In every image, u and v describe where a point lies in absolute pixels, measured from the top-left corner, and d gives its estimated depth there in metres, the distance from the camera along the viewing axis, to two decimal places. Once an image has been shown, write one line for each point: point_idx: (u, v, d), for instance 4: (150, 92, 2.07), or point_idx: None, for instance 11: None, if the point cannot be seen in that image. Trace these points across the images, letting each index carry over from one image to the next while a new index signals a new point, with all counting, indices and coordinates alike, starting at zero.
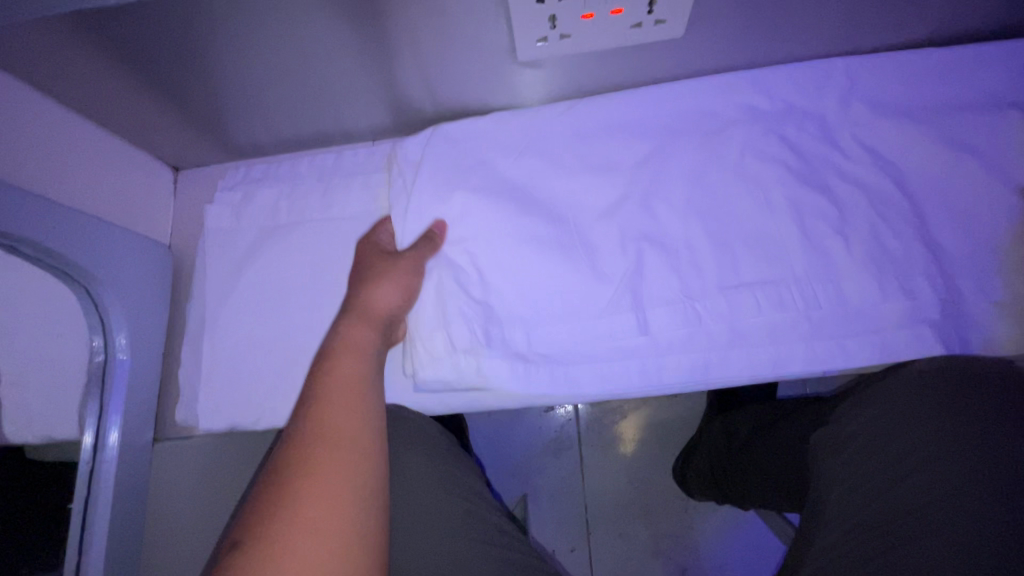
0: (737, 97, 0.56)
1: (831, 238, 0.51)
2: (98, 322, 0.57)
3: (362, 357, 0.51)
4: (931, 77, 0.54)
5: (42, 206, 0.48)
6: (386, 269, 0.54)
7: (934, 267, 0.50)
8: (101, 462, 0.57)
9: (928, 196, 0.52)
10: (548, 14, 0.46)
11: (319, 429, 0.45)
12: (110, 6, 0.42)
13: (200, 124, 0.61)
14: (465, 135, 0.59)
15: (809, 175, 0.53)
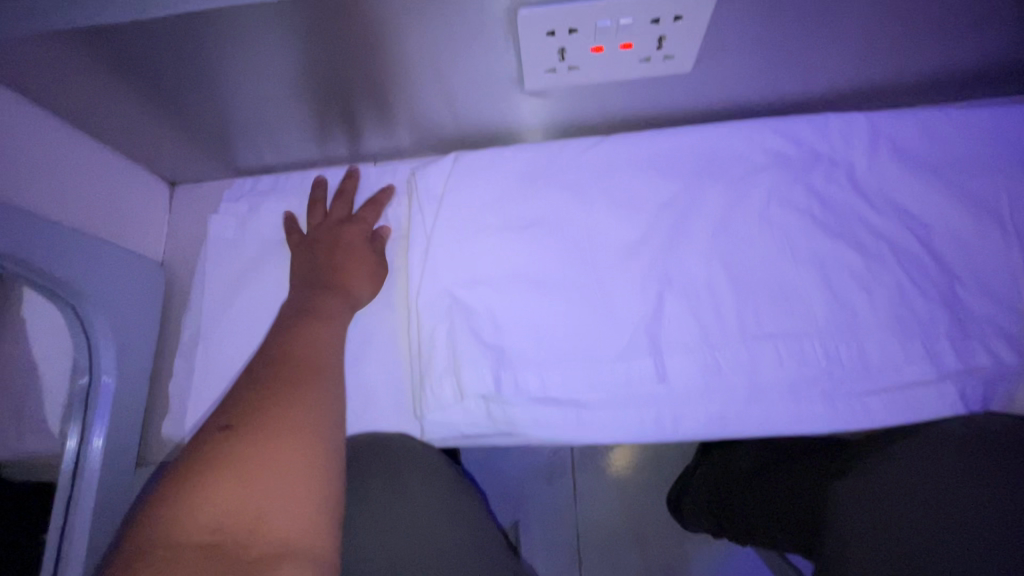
0: (762, 144, 0.56)
1: (857, 295, 0.51)
2: (85, 342, 0.54)
3: (329, 325, 0.53)
4: (956, 134, 0.54)
5: (27, 222, 0.46)
6: (355, 252, 0.59)
7: (958, 332, 0.50)
8: (83, 471, 0.53)
9: (952, 255, 0.52)
10: (557, 47, 0.45)
11: (278, 381, 0.47)
12: (118, 23, 0.41)
13: (202, 139, 0.60)
14: (479, 164, 0.58)
15: (834, 226, 0.53)
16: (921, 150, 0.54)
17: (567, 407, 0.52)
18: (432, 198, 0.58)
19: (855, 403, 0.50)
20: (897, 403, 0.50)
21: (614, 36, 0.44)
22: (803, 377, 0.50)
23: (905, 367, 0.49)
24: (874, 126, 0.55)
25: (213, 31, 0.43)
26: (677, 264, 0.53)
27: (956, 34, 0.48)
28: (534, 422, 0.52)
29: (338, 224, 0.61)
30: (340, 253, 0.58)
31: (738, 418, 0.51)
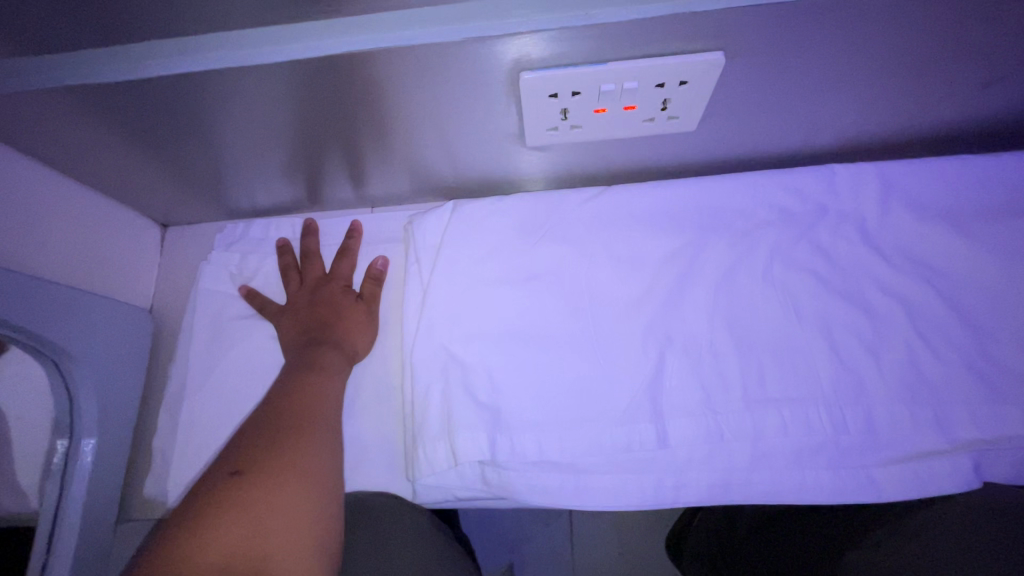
0: (767, 199, 0.56)
1: (864, 357, 0.51)
2: (69, 404, 0.52)
3: (327, 372, 0.52)
4: (962, 193, 0.55)
5: (24, 287, 0.45)
6: (348, 308, 0.58)
7: (976, 399, 0.48)
8: (67, 492, 0.52)
9: (965, 313, 0.51)
10: (558, 108, 0.45)
11: (276, 426, 0.46)
12: (114, 83, 0.41)
13: (197, 183, 0.60)
14: (483, 211, 0.57)
15: (839, 284, 0.53)
16: (929, 209, 0.55)
17: (569, 471, 0.50)
18: (430, 249, 0.57)
19: (865, 471, 0.49)
20: (909, 474, 0.48)
21: (616, 98, 0.44)
22: (810, 443, 0.49)
23: (913, 437, 0.48)
24: (884, 179, 0.55)
25: (211, 88, 0.42)
26: (677, 321, 0.53)
27: (955, 93, 0.48)
28: (530, 489, 0.49)
29: (315, 287, 0.60)
30: (323, 314, 0.57)
31: (745, 487, 0.49)
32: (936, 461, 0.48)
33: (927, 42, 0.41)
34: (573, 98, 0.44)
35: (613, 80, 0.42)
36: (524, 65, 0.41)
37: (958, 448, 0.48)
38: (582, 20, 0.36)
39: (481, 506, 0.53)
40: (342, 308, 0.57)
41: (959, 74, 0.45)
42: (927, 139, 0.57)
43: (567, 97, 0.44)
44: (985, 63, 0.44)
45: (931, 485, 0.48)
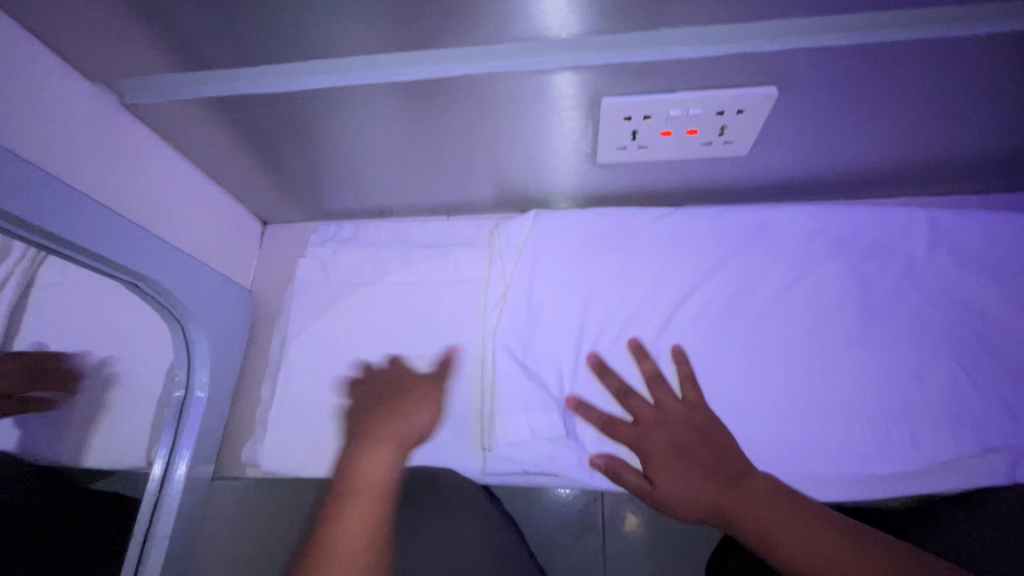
0: (825, 231, 0.61)
1: (909, 379, 0.55)
2: (186, 359, 0.63)
3: (394, 429, 0.58)
4: (1015, 240, 0.58)
5: (153, 251, 0.54)
6: (417, 394, 0.61)
7: (1012, 426, 0.52)
8: (165, 494, 0.60)
9: (1011, 349, 0.55)
10: (630, 129, 0.53)
11: (353, 483, 0.54)
12: (252, 95, 0.51)
13: (303, 188, 0.69)
14: (563, 222, 0.65)
15: (889, 311, 0.57)
16: (977, 252, 0.59)
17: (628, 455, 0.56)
18: (513, 250, 0.65)
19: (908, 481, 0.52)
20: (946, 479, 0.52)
21: (681, 122, 0.52)
22: (851, 448, 0.53)
23: (959, 454, 0.52)
24: (932, 225, 0.60)
25: (342, 104, 0.52)
26: (720, 325, 0.59)
27: (982, 132, 0.54)
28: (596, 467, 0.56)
29: (369, 400, 0.62)
30: (395, 412, 0.60)
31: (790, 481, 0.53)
32: (970, 468, 0.52)
33: (955, 87, 0.47)
34: (644, 121, 0.52)
35: (678, 108, 0.50)
36: (606, 92, 0.49)
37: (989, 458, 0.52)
38: (659, 55, 0.44)
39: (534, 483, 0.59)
40: (413, 397, 0.61)
41: (989, 116, 0.51)
42: (965, 171, 0.62)
43: (639, 120, 0.52)
44: (1012, 108, 0.50)
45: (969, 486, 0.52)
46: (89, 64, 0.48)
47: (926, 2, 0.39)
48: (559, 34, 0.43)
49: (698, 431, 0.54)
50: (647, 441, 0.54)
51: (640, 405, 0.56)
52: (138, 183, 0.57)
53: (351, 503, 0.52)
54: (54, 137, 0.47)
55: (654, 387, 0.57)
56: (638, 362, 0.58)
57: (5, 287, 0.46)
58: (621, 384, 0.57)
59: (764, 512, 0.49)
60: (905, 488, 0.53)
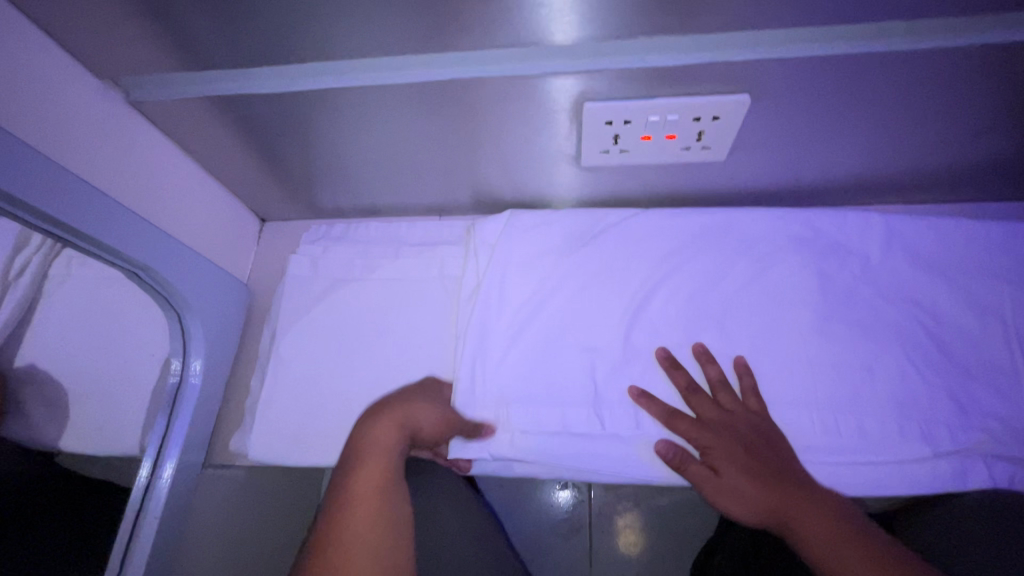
0: (785, 233, 0.64)
1: (861, 376, 0.58)
2: (181, 347, 0.65)
3: (392, 423, 0.55)
4: (965, 242, 0.62)
5: (150, 240, 0.56)
6: (429, 400, 0.59)
7: (960, 420, 0.55)
8: (151, 495, 0.60)
9: (956, 345, 0.59)
10: (612, 133, 0.55)
11: (346, 492, 0.50)
12: (252, 95, 0.54)
13: (298, 187, 0.72)
14: (534, 220, 0.69)
15: (844, 309, 0.61)
16: (931, 254, 0.62)
17: (586, 442, 0.59)
18: (487, 246, 0.68)
19: (856, 470, 0.55)
20: (900, 475, 0.54)
21: (660, 127, 0.54)
22: (809, 442, 0.56)
23: (903, 448, 0.55)
24: (888, 227, 0.63)
25: (338, 105, 0.54)
26: (689, 321, 0.62)
27: (949, 143, 0.56)
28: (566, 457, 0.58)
29: (391, 398, 0.60)
30: (402, 398, 0.59)
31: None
32: (920, 465, 0.54)
33: (914, 100, 0.50)
34: (625, 125, 0.54)
35: (657, 113, 0.52)
36: (588, 96, 0.51)
37: (942, 458, 0.54)
38: (637, 62, 0.46)
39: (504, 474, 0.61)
40: (417, 396, 0.59)
41: (953, 127, 0.53)
42: (932, 181, 0.65)
43: (620, 125, 0.54)
44: (974, 119, 0.52)
45: (918, 482, 0.54)
46: (98, 61, 0.51)
47: (884, 14, 0.41)
48: (558, 36, 0.45)
49: (763, 437, 0.54)
50: (711, 438, 0.55)
51: (703, 404, 0.57)
52: (140, 176, 0.59)
53: (355, 471, 0.51)
54: (62, 129, 0.49)
55: (719, 391, 0.58)
56: (704, 366, 0.59)
57: (18, 284, 0.49)
58: (690, 379, 0.59)
59: (816, 524, 0.49)
60: (857, 480, 0.55)
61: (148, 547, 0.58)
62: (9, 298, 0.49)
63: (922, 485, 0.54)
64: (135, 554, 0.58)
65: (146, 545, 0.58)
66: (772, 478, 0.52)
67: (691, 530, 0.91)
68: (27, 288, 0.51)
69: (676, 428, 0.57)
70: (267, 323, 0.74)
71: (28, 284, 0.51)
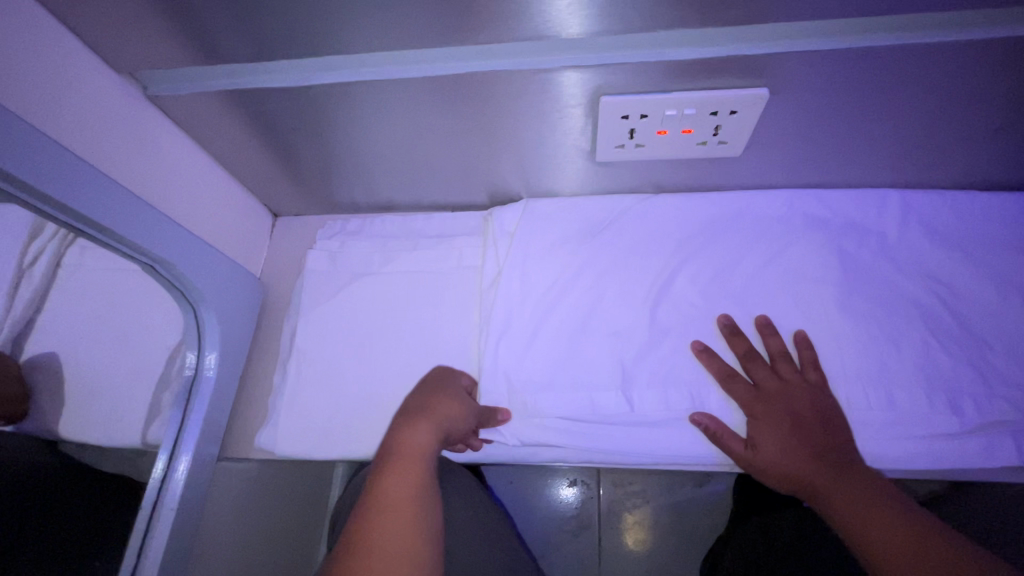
0: (802, 220, 0.64)
1: (884, 349, 0.58)
2: (197, 340, 0.65)
3: (427, 426, 0.53)
4: (983, 217, 0.62)
5: (166, 233, 0.56)
6: (455, 392, 0.58)
7: (983, 391, 0.55)
8: (167, 490, 0.60)
9: (979, 316, 0.58)
10: (628, 128, 0.55)
11: (378, 498, 0.47)
12: (269, 90, 0.54)
13: (312, 182, 0.72)
14: (549, 208, 0.70)
15: (864, 284, 0.61)
16: (949, 229, 0.62)
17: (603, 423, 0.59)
18: (505, 235, 0.69)
19: (880, 446, 0.55)
20: (922, 451, 0.54)
21: (677, 122, 0.54)
22: None
23: (921, 444, 0.55)
24: (904, 203, 0.63)
25: (355, 99, 0.54)
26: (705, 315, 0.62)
27: (968, 140, 0.56)
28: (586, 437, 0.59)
29: (421, 390, 0.58)
30: (436, 396, 0.57)
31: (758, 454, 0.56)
32: (942, 446, 0.54)
33: (934, 95, 0.49)
34: (641, 120, 0.54)
35: (675, 107, 0.52)
36: (604, 91, 0.51)
37: (964, 432, 0.54)
38: (655, 56, 0.46)
39: (526, 461, 0.62)
40: (450, 395, 0.58)
41: (972, 123, 0.53)
42: (951, 181, 0.64)
43: (636, 119, 0.54)
44: (995, 117, 0.52)
45: (941, 457, 0.54)
46: (118, 56, 0.51)
47: (906, 7, 0.41)
48: (573, 31, 0.45)
49: (818, 411, 0.54)
50: (764, 407, 0.56)
51: (762, 372, 0.57)
52: (157, 170, 0.59)
53: (388, 477, 0.49)
54: (80, 121, 0.50)
55: (779, 362, 0.58)
56: (766, 338, 0.59)
57: (35, 270, 0.50)
58: (749, 347, 0.59)
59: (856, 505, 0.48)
60: (882, 452, 0.54)
61: (164, 537, 0.58)
62: (25, 287, 0.50)
63: (946, 461, 0.54)
64: (150, 550, 0.58)
65: (162, 536, 0.58)
66: (820, 449, 0.52)
67: (703, 527, 0.91)
68: (44, 274, 0.51)
69: (730, 389, 0.57)
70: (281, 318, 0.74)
71: (45, 273, 0.51)
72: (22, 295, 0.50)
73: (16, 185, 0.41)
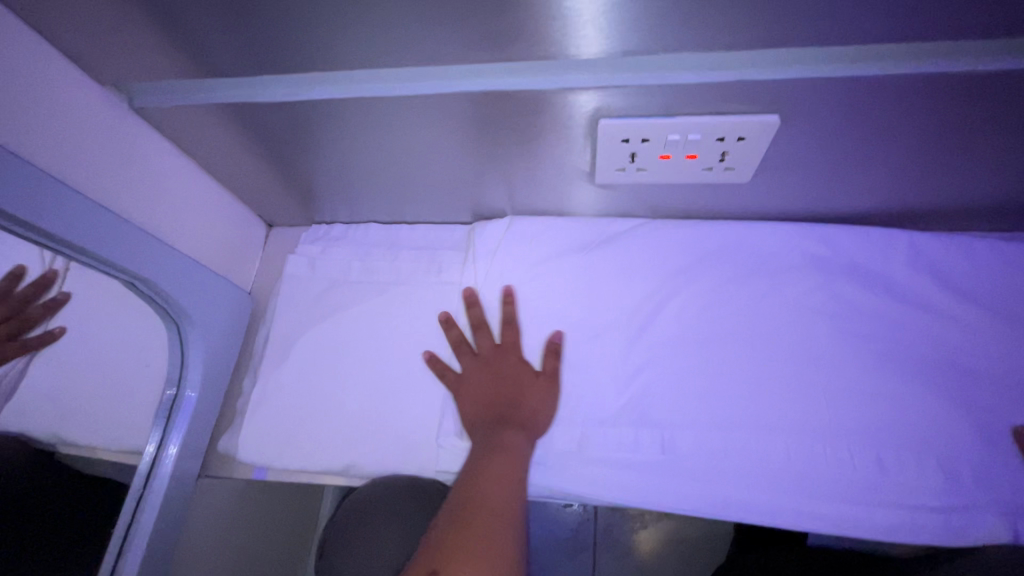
0: (799, 249, 0.62)
1: (876, 404, 0.55)
2: (181, 359, 0.64)
3: (523, 438, 0.55)
4: (998, 267, 0.59)
5: (148, 249, 0.55)
6: (494, 350, 0.61)
7: (984, 459, 0.52)
8: (148, 493, 0.60)
9: (984, 376, 0.55)
10: (629, 152, 0.52)
11: (475, 494, 0.50)
12: (255, 103, 0.52)
13: (301, 196, 0.71)
14: (535, 226, 0.67)
15: (861, 333, 0.58)
16: (957, 277, 0.59)
17: (574, 460, 0.57)
18: (486, 252, 0.67)
19: (866, 508, 0.52)
20: (911, 519, 0.51)
21: (681, 147, 0.51)
22: (827, 482, 0.53)
23: (928, 497, 0.51)
24: (911, 246, 0.60)
25: (341, 115, 0.52)
26: (701, 345, 0.59)
27: (993, 174, 0.52)
28: (557, 472, 0.56)
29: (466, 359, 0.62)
30: (509, 387, 0.58)
31: (746, 501, 0.53)
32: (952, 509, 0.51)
33: (957, 127, 0.46)
34: (642, 144, 0.51)
35: (678, 132, 0.49)
36: (604, 113, 0.49)
37: (958, 505, 0.51)
38: (658, 79, 0.43)
39: None
40: (472, 368, 0.61)
41: (998, 156, 0.49)
42: (969, 216, 0.61)
43: (637, 143, 0.51)
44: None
45: (930, 529, 0.51)
46: (98, 67, 0.49)
47: (938, 34, 0.37)
48: (578, 53, 0.42)
49: None
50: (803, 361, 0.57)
51: None
52: (141, 182, 0.58)
53: (484, 478, 0.51)
54: (60, 134, 0.48)
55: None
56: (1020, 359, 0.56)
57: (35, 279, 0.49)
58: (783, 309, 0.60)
59: None
60: (870, 517, 0.52)
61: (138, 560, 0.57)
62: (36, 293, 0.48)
63: (932, 532, 0.51)
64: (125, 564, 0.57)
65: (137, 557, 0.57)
66: None
67: (701, 554, 0.89)
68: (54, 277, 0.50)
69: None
70: (268, 331, 0.73)
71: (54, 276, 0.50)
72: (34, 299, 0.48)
73: None
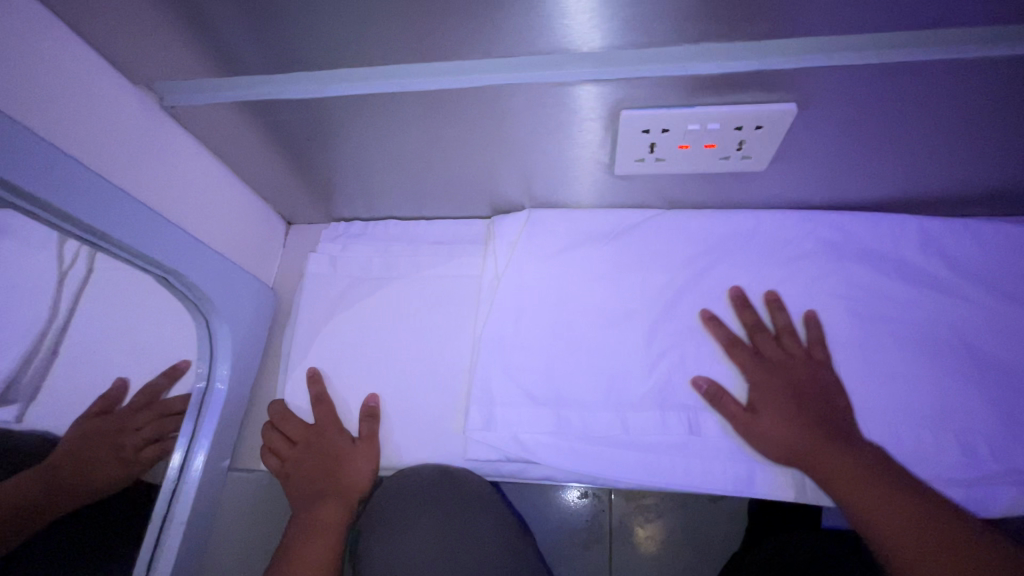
0: (813, 235, 0.63)
1: (894, 385, 0.56)
2: (209, 353, 0.65)
3: (330, 519, 0.59)
4: (1009, 249, 0.60)
5: (178, 243, 0.56)
6: (328, 438, 0.63)
7: (1002, 436, 0.53)
8: (183, 484, 0.62)
9: (1000, 355, 0.57)
10: (648, 142, 0.54)
11: (296, 553, 0.56)
12: (280, 100, 0.53)
13: (321, 193, 0.72)
14: (553, 218, 0.68)
15: (875, 317, 0.59)
16: (970, 260, 0.60)
17: (600, 444, 0.58)
18: (507, 246, 0.68)
19: None
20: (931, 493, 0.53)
21: (700, 136, 0.52)
22: None
23: (945, 473, 0.53)
24: (924, 231, 0.61)
25: (364, 111, 0.53)
26: (718, 330, 0.61)
27: (1004, 159, 0.53)
28: (582, 455, 0.57)
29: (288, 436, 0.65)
30: (322, 464, 0.62)
31: (769, 480, 0.55)
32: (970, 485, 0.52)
33: (970, 112, 0.47)
34: (662, 134, 0.53)
35: (698, 122, 0.50)
36: (624, 104, 0.50)
37: (976, 479, 0.52)
38: (680, 70, 0.45)
39: (522, 477, 0.61)
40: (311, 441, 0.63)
41: (1009, 142, 0.51)
42: (979, 201, 0.62)
43: (657, 133, 0.53)
44: None
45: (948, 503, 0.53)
46: (132, 67, 0.51)
47: (954, 22, 0.39)
48: (581, 46, 0.44)
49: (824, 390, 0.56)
50: (765, 373, 0.58)
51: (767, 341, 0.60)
52: (169, 180, 0.59)
53: (303, 545, 0.57)
54: (95, 133, 0.50)
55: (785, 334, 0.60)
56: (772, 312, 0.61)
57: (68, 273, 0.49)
58: (757, 321, 0.60)
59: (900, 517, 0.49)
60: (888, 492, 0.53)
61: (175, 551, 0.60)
62: (67, 286, 0.50)
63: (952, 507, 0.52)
64: (163, 553, 0.59)
65: (171, 552, 0.59)
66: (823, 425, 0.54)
67: (717, 542, 0.89)
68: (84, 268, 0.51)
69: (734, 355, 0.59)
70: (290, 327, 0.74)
71: (82, 270, 0.51)
72: (65, 291, 0.50)
73: (13, 192, 0.39)
